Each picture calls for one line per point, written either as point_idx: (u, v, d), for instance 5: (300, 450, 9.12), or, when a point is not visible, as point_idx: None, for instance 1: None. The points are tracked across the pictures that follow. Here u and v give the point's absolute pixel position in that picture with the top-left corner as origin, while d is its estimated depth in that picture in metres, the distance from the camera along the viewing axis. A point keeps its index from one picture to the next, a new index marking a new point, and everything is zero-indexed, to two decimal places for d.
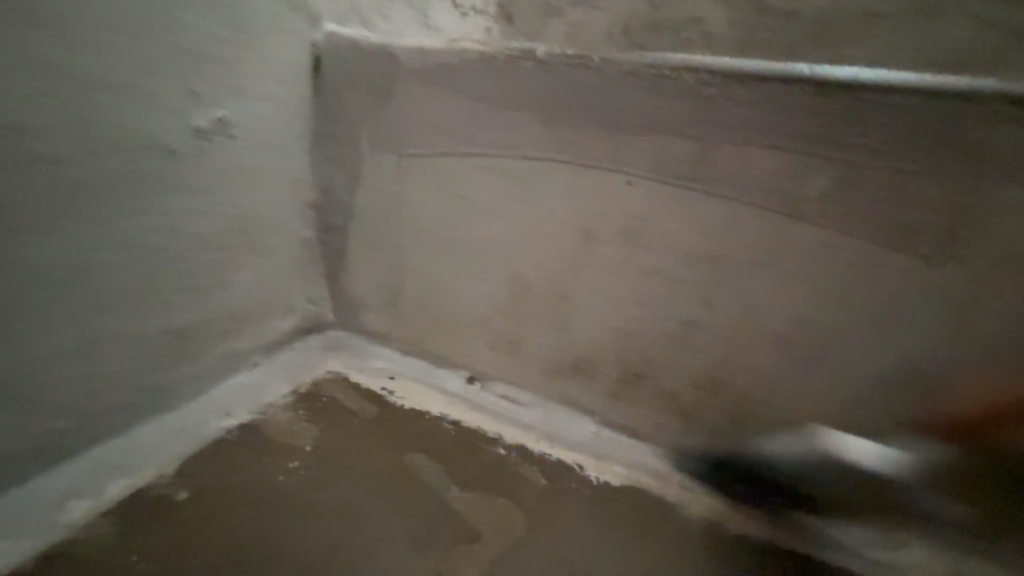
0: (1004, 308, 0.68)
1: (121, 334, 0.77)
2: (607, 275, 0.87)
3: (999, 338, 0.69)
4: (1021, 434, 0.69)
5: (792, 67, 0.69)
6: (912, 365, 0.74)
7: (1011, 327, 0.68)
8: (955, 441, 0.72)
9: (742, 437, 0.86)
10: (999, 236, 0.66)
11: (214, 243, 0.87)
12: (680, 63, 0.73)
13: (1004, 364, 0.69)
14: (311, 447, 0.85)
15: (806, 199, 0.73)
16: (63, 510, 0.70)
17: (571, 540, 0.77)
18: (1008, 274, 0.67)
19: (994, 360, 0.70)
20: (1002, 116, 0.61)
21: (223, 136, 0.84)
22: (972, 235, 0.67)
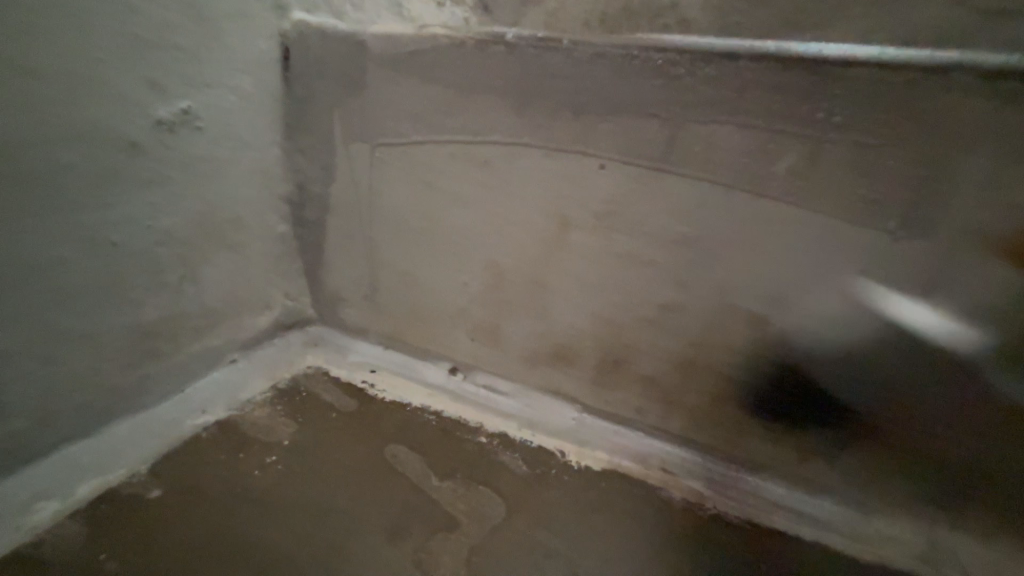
0: (973, 283, 0.68)
1: (88, 332, 0.75)
2: (583, 260, 0.86)
3: (969, 313, 0.69)
4: (979, 406, 0.71)
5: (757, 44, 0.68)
6: (883, 341, 0.74)
7: (980, 302, 0.68)
8: (919, 415, 0.75)
9: (721, 419, 0.86)
10: (966, 211, 0.66)
11: (183, 238, 0.85)
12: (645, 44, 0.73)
13: (973, 339, 0.70)
14: (288, 442, 0.84)
15: (777, 177, 0.72)
16: (30, 512, 0.68)
17: (551, 526, 0.77)
18: (976, 248, 0.67)
19: (963, 335, 0.70)
20: (963, 91, 0.62)
21: (190, 128, 0.82)
22: (940, 211, 0.67)
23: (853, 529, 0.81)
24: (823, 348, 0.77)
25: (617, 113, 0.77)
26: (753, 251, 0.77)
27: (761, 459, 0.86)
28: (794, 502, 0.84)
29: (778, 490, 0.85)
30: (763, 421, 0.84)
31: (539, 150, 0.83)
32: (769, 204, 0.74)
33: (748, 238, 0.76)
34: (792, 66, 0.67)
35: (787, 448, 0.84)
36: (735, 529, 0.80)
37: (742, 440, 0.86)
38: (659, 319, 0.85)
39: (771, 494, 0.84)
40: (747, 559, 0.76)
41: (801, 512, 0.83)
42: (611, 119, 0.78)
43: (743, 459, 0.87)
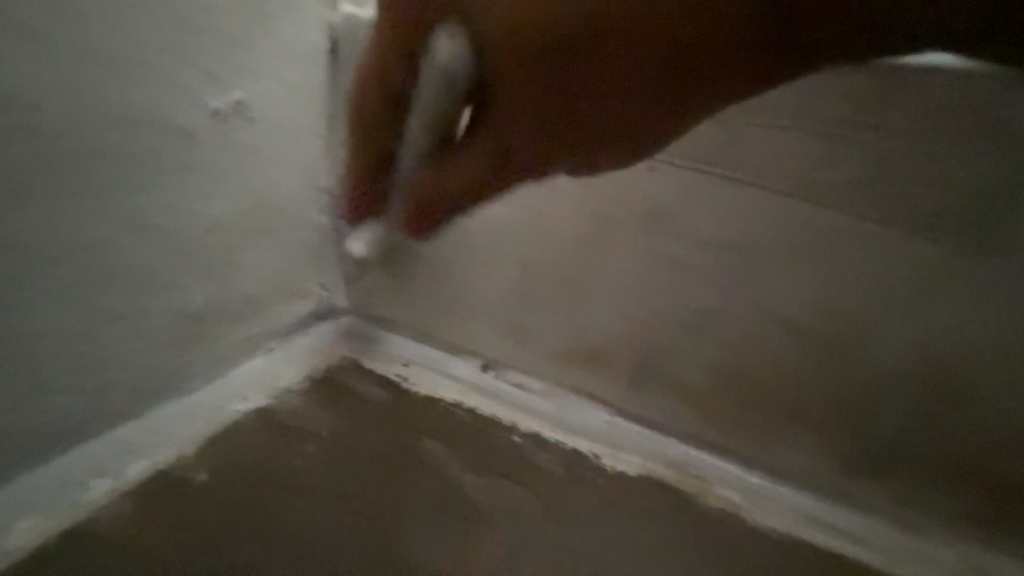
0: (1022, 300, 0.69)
1: (141, 318, 0.77)
2: (627, 264, 0.85)
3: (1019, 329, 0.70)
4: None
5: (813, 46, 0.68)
6: (935, 359, 0.73)
7: None
8: (966, 431, 0.74)
9: (763, 431, 0.85)
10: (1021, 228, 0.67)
11: (230, 228, 0.86)
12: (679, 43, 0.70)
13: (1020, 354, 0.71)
14: (328, 432, 0.86)
15: (833, 187, 0.71)
16: (87, 488, 0.73)
17: (586, 530, 0.77)
18: None
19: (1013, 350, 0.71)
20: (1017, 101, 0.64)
21: (242, 118, 0.83)
22: (998, 227, 0.67)
23: (891, 547, 0.80)
24: (872, 363, 0.76)
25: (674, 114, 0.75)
26: (803, 262, 0.76)
27: (799, 472, 0.84)
28: (832, 518, 0.82)
29: (816, 504, 0.84)
30: (805, 434, 0.82)
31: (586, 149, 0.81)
32: (823, 215, 0.73)
33: (799, 249, 0.75)
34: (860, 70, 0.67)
35: (829, 463, 0.82)
36: (769, 541, 0.80)
37: (780, 451, 0.84)
38: (701, 326, 0.84)
39: (809, 508, 0.83)
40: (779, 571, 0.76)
41: (839, 527, 0.82)
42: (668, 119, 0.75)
43: (780, 471, 0.85)
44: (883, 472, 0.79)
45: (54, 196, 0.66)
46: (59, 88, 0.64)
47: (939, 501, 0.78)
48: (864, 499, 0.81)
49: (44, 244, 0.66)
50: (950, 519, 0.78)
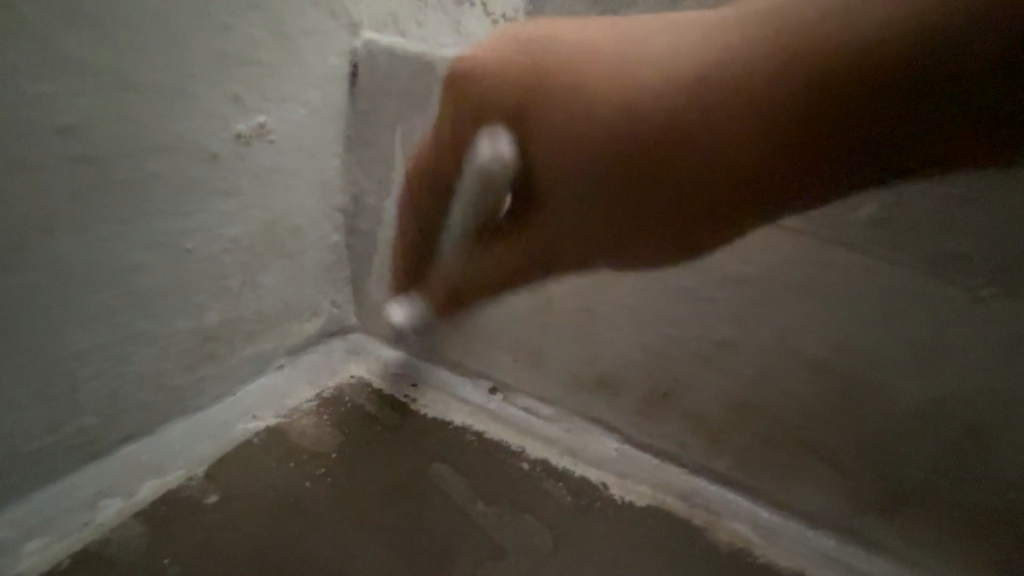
0: None
1: (156, 334, 0.78)
2: (638, 292, 0.86)
3: None
4: None
5: None
6: (950, 400, 0.72)
7: None
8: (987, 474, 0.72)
9: (770, 462, 0.84)
10: None
11: (248, 246, 0.87)
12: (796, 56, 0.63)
13: None
14: (335, 454, 0.85)
15: (851, 224, 0.71)
16: (97, 508, 0.71)
17: (598, 562, 0.76)
18: None
19: None
20: None
21: (263, 141, 0.85)
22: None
23: None
24: (883, 400, 0.76)
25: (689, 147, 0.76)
26: (814, 297, 0.76)
27: (809, 506, 0.83)
28: (843, 554, 0.81)
29: (827, 540, 0.83)
30: (816, 467, 0.82)
31: None
32: (838, 250, 0.73)
33: (814, 283, 0.75)
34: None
35: (839, 498, 0.81)
36: None
37: (789, 484, 0.84)
38: (710, 356, 0.84)
39: (820, 544, 0.82)
40: None
41: (854, 567, 0.80)
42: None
43: (789, 504, 0.84)
44: (895, 510, 0.79)
45: (79, 214, 0.66)
46: (88, 110, 0.64)
47: (953, 541, 0.77)
48: (874, 536, 0.81)
49: (67, 262, 0.66)
50: (965, 560, 0.77)
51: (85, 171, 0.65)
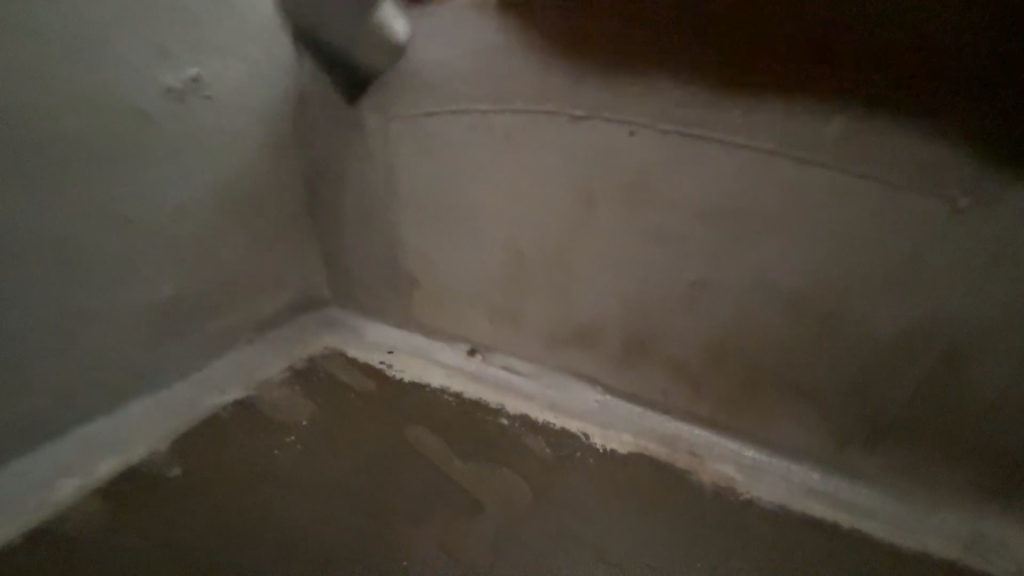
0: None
1: (103, 309, 0.74)
2: (611, 236, 0.82)
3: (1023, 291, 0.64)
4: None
5: None
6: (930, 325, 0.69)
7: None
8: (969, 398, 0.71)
9: (756, 402, 0.82)
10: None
11: (198, 215, 0.83)
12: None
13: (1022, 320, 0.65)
14: (307, 422, 0.83)
15: (828, 139, 0.67)
16: (54, 487, 0.69)
17: (579, 513, 0.74)
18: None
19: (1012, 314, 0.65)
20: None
21: (201, 98, 0.79)
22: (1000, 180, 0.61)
23: (892, 515, 0.77)
24: (863, 331, 0.73)
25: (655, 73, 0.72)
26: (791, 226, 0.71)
27: (795, 444, 0.82)
28: (829, 489, 0.80)
29: (813, 476, 0.82)
30: (800, 403, 0.80)
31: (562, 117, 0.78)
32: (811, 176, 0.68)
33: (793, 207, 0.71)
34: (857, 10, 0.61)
35: (825, 433, 0.80)
36: (769, 516, 0.77)
37: (774, 423, 0.82)
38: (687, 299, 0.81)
39: (806, 479, 0.81)
40: (782, 546, 0.73)
41: (839, 500, 0.79)
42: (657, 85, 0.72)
43: (775, 444, 0.83)
44: (879, 440, 0.77)
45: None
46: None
47: (936, 467, 0.76)
48: (860, 468, 0.79)
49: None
50: (948, 487, 0.76)
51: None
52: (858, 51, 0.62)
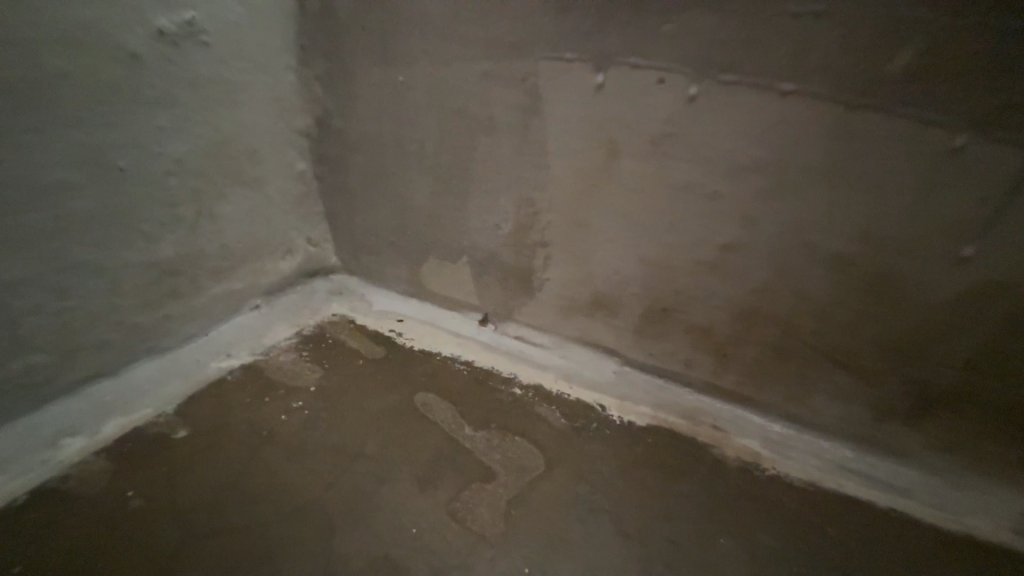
0: (919, 392, 0.71)
1: (102, 265, 0.72)
2: (631, 195, 0.77)
3: (925, 401, 0.72)
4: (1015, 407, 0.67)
5: (896, 32, 0.58)
6: (990, 330, 0.65)
7: (930, 392, 0.71)
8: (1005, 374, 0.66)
9: (785, 373, 0.78)
10: (921, 350, 0.69)
11: (195, 169, 0.80)
12: (890, 35, 0.58)
13: (940, 404, 0.71)
14: (315, 387, 0.82)
15: (780, 221, 0.70)
16: (57, 447, 0.68)
17: (597, 483, 0.71)
18: (911, 374, 0.71)
19: (928, 405, 0.72)
20: (957, 250, 0.63)
21: (194, 42, 0.75)
22: (897, 338, 0.70)
23: (928, 494, 0.73)
24: (921, 297, 0.67)
25: (715, 8, 0.64)
26: (870, 155, 0.63)
27: (825, 419, 0.78)
28: (860, 465, 0.76)
29: (843, 451, 0.78)
30: (833, 375, 0.75)
31: (583, 67, 0.73)
32: (913, 116, 0.60)
33: (883, 137, 0.62)
34: (889, 34, 0.58)
35: (859, 407, 0.75)
36: (798, 492, 0.73)
37: (802, 395, 0.78)
38: (720, 228, 0.74)
39: (833, 455, 0.77)
40: (808, 523, 0.69)
41: (871, 476, 0.75)
42: (703, 37, 0.66)
43: (802, 417, 0.79)
44: (918, 413, 0.73)
45: None
46: None
47: (979, 443, 0.71)
48: (897, 445, 0.75)
49: None
50: (996, 466, 0.71)
51: None
52: (851, 138, 0.63)
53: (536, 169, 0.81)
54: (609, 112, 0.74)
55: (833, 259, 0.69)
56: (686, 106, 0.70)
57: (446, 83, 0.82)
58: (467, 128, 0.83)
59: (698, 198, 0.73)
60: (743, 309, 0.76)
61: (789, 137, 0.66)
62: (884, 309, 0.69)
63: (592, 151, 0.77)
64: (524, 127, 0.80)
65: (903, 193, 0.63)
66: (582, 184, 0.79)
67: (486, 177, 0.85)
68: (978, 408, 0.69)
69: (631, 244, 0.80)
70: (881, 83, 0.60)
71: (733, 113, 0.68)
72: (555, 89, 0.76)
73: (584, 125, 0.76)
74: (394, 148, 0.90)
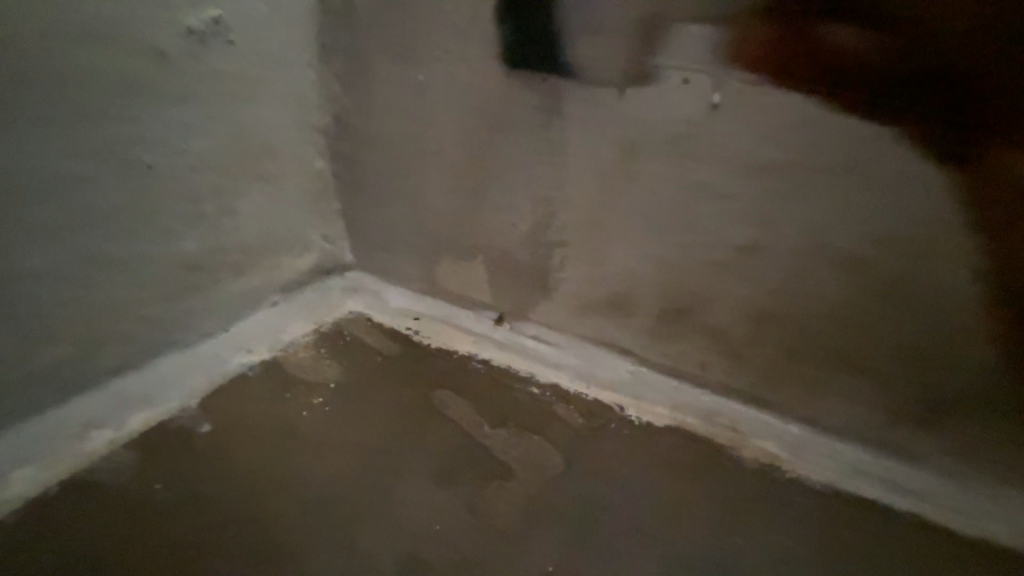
0: (937, 396, 0.72)
1: (128, 259, 0.74)
2: (651, 196, 0.77)
3: (942, 405, 0.72)
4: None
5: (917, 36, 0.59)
6: (1011, 335, 0.65)
7: (948, 396, 0.71)
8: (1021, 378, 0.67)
9: (802, 376, 0.78)
10: (941, 354, 0.69)
11: (218, 165, 0.81)
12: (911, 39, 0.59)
13: (958, 408, 0.71)
14: (333, 383, 0.83)
15: (802, 224, 0.70)
16: (85, 439, 0.70)
17: (614, 482, 0.72)
18: (929, 378, 0.71)
19: (945, 409, 0.72)
20: (979, 255, 0.63)
21: (219, 39, 0.76)
22: (917, 342, 0.70)
23: (943, 496, 0.74)
24: (942, 301, 0.67)
25: (737, 12, 0.64)
26: (893, 160, 0.63)
27: (842, 421, 0.78)
28: (878, 468, 0.76)
29: (860, 455, 0.78)
30: (851, 379, 0.75)
31: (605, 69, 0.73)
32: (935, 120, 0.60)
33: (906, 141, 0.62)
34: (910, 39, 0.59)
35: (875, 410, 0.76)
36: (813, 494, 0.73)
37: (819, 398, 0.78)
38: (740, 231, 0.74)
39: (851, 459, 0.77)
40: (823, 524, 0.70)
41: (888, 479, 0.75)
42: (726, 40, 0.66)
43: (819, 420, 0.79)
44: (935, 417, 0.73)
45: (29, 110, 0.61)
46: None
47: (995, 448, 0.71)
48: (914, 449, 0.75)
49: (22, 164, 0.62)
50: (1011, 470, 0.71)
51: (27, 60, 0.60)
52: (875, 142, 0.63)
53: (555, 170, 0.82)
54: (630, 113, 0.74)
55: (856, 263, 0.69)
56: (708, 108, 0.70)
57: (466, 82, 0.82)
58: (486, 128, 0.84)
59: (719, 201, 0.74)
60: (762, 311, 0.77)
61: (815, 140, 0.66)
62: (906, 313, 0.69)
63: (612, 152, 0.77)
64: (544, 128, 0.80)
65: (928, 197, 0.63)
66: (602, 185, 0.80)
67: (505, 177, 0.85)
68: (996, 412, 0.69)
69: (650, 246, 0.80)
70: (903, 86, 0.61)
71: (757, 115, 0.67)
72: (576, 90, 0.76)
73: (604, 126, 0.76)
74: (413, 147, 0.90)
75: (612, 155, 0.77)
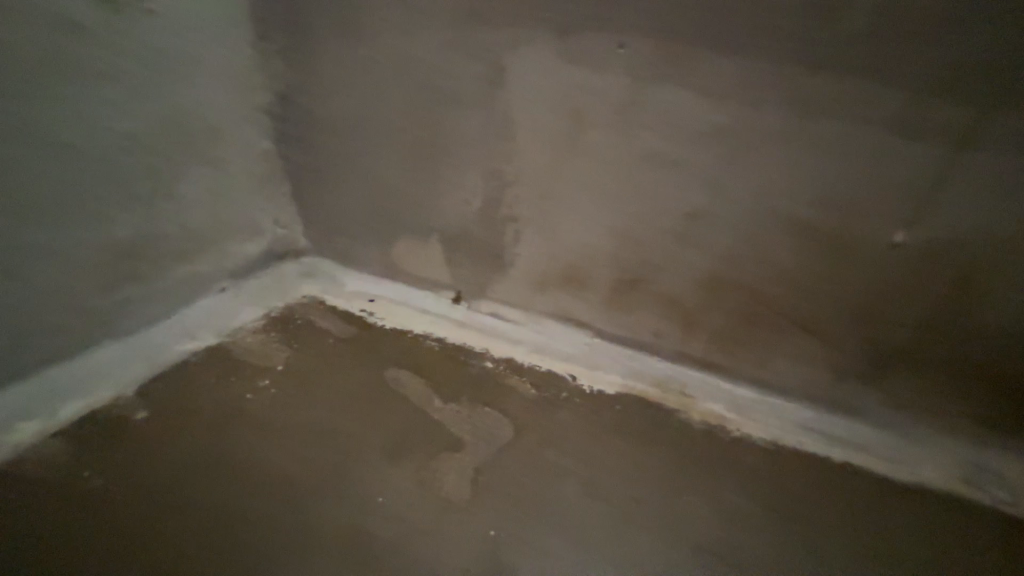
0: (875, 351, 0.74)
1: (53, 245, 0.70)
2: (597, 165, 0.77)
3: (881, 359, 0.74)
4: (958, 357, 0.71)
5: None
6: (938, 286, 0.68)
7: (885, 350, 0.73)
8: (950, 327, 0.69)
9: (750, 339, 0.79)
10: (877, 309, 0.71)
11: (150, 146, 0.77)
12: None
13: (895, 362, 0.74)
14: (283, 366, 0.81)
15: (741, 187, 0.71)
16: (12, 430, 0.67)
17: (566, 449, 0.72)
18: (867, 333, 0.73)
19: (883, 363, 0.74)
20: (906, 209, 0.65)
21: (139, 10, 0.71)
22: (855, 299, 0.72)
23: (885, 448, 0.76)
24: (875, 258, 0.69)
25: None
26: (825, 118, 0.64)
27: (788, 381, 0.80)
28: (823, 425, 0.79)
29: (806, 413, 0.80)
30: (796, 339, 0.77)
31: (546, 35, 0.72)
32: (864, 78, 0.61)
33: (838, 99, 0.63)
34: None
35: (819, 369, 0.77)
36: (760, 451, 0.75)
37: (767, 359, 0.80)
38: (684, 196, 0.74)
39: (798, 417, 0.79)
40: (768, 479, 0.71)
41: (831, 434, 0.78)
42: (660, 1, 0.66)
43: (768, 381, 0.81)
44: (875, 372, 0.75)
45: None
46: None
47: (930, 398, 0.74)
48: (857, 405, 0.78)
49: None
50: (944, 417, 0.74)
51: None
52: (806, 101, 0.64)
53: (502, 142, 0.81)
54: (572, 81, 0.73)
55: (795, 223, 0.70)
56: (646, 73, 0.70)
57: (409, 54, 0.80)
58: (431, 101, 0.82)
59: (661, 167, 0.74)
60: (709, 276, 0.78)
61: (747, 101, 0.67)
62: (841, 270, 0.71)
63: (557, 121, 0.77)
64: (489, 99, 0.79)
65: (857, 155, 0.65)
66: (549, 156, 0.79)
67: (454, 151, 0.84)
68: (928, 362, 0.72)
69: (598, 215, 0.80)
70: (834, 44, 0.61)
71: (693, 78, 0.68)
72: (518, 59, 0.75)
73: (547, 95, 0.75)
74: (360, 123, 0.88)
75: (557, 125, 0.77)
